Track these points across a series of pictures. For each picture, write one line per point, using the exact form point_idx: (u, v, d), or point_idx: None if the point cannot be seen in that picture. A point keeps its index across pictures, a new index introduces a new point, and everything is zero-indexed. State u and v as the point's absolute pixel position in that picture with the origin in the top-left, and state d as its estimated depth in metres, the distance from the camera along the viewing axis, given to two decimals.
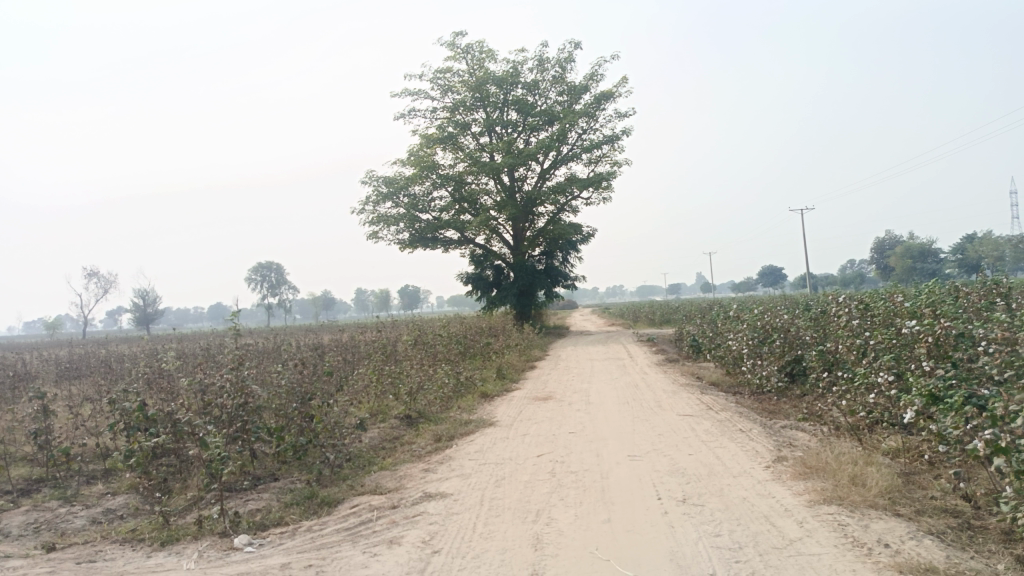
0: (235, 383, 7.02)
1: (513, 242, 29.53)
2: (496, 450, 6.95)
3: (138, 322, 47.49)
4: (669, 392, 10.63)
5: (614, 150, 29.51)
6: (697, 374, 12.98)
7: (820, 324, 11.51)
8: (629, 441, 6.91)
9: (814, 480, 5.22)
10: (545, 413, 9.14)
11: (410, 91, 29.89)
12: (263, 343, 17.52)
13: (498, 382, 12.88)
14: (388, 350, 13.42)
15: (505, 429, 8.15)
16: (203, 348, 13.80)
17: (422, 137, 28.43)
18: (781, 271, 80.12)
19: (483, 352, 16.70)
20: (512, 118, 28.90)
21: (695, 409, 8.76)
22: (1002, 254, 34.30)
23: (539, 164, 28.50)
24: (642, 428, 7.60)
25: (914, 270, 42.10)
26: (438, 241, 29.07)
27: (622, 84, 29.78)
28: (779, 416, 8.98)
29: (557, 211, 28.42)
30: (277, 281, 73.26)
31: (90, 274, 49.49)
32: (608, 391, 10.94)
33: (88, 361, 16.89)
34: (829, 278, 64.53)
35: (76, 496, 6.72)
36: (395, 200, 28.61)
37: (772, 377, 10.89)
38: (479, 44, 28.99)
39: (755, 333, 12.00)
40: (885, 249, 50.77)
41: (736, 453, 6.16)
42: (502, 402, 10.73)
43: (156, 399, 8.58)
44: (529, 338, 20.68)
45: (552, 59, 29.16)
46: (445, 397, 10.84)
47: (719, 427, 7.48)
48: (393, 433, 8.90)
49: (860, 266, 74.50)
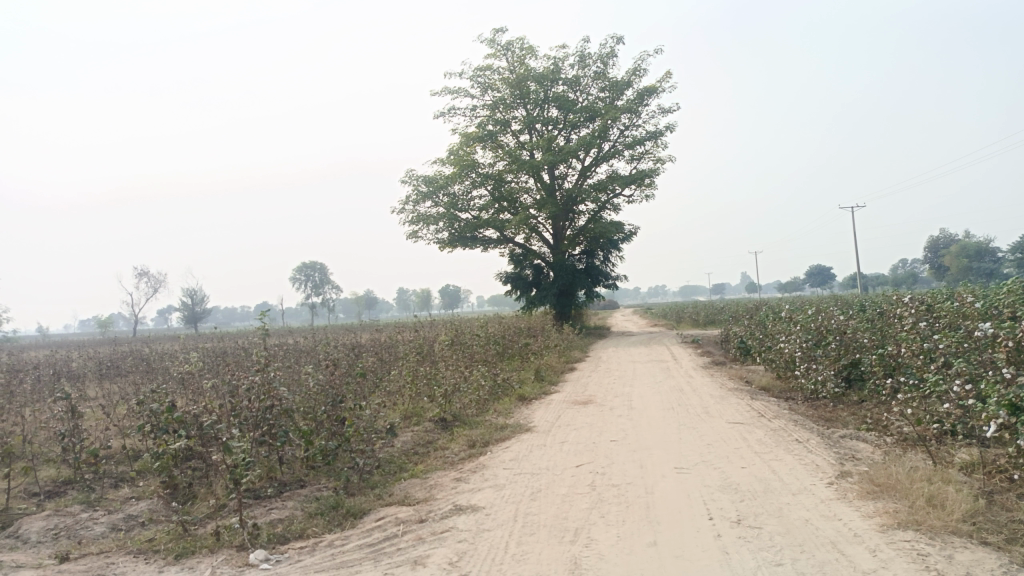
0: (261, 384, 6.76)
1: (553, 241, 29.10)
2: (533, 459, 6.55)
3: (186, 320, 48.36)
4: (716, 397, 10.09)
5: (657, 147, 28.87)
6: (745, 379, 12.38)
7: (880, 326, 10.81)
8: (674, 451, 6.45)
9: (884, 500, 4.70)
10: (585, 419, 8.69)
11: (450, 90, 29.67)
12: (301, 343, 17.45)
13: (536, 384, 12.47)
14: (424, 350, 13.12)
15: (543, 436, 7.74)
16: (239, 347, 13.68)
17: (462, 136, 28.17)
18: (829, 271, 78.12)
19: (521, 353, 16.32)
20: (553, 115, 28.45)
21: (745, 417, 8.23)
22: None
23: (580, 162, 28.01)
24: (689, 436, 7.12)
25: (970, 270, 40.47)
26: (477, 240, 28.77)
27: (666, 79, 29.11)
28: (836, 425, 8.39)
29: (598, 209, 27.88)
30: (321, 280, 74.04)
31: (139, 274, 50.60)
32: (651, 395, 10.44)
33: (130, 359, 16.95)
34: (879, 277, 62.69)
35: (100, 501, 6.53)
36: (435, 199, 28.43)
37: (828, 382, 10.24)
38: (519, 41, 28.61)
39: (808, 335, 11.35)
40: (939, 248, 48.91)
41: (794, 468, 5.66)
42: (541, 406, 10.32)
43: (185, 400, 8.39)
44: (568, 339, 20.24)
45: (594, 55, 28.63)
46: (481, 400, 10.48)
47: (772, 437, 6.97)
48: (427, 437, 8.57)
49: (913, 266, 72.08)
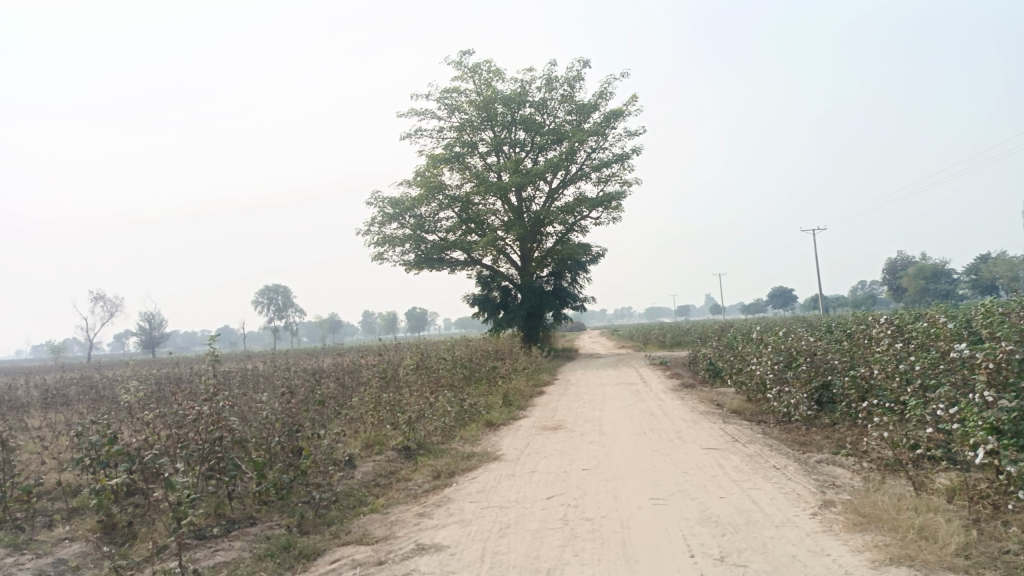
0: (210, 414, 6.29)
1: (520, 263, 28.90)
2: (501, 490, 6.20)
3: (143, 345, 46.94)
4: (688, 421, 9.85)
5: (623, 170, 28.94)
6: (716, 402, 12.19)
7: (851, 349, 10.69)
8: (649, 480, 6.16)
9: (872, 532, 4.45)
10: (555, 446, 8.37)
11: (416, 111, 29.48)
12: (260, 368, 16.87)
13: (504, 409, 12.12)
14: (388, 375, 12.69)
15: (511, 464, 7.39)
16: (193, 374, 13.09)
17: (429, 157, 27.90)
18: (791, 293, 79.33)
19: (488, 377, 15.96)
20: (520, 137, 28.38)
21: (720, 442, 7.99)
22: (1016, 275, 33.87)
23: (547, 184, 27.92)
24: (663, 464, 6.84)
25: (927, 292, 41.27)
26: (444, 262, 28.42)
27: (632, 102, 29.28)
28: (811, 449, 8.19)
29: (566, 231, 27.78)
30: (284, 303, 72.82)
31: (95, 297, 49.11)
32: (622, 420, 10.17)
33: (78, 387, 16.16)
34: (839, 299, 63.85)
35: (29, 543, 5.97)
36: (400, 220, 28.06)
37: (801, 405, 10.05)
38: (486, 63, 28.57)
39: (780, 357, 11.18)
40: (897, 270, 49.85)
41: (775, 497, 5.40)
42: (509, 432, 9.97)
43: (130, 430, 7.85)
44: (536, 361, 19.95)
45: (560, 78, 28.68)
46: (447, 427, 10.09)
47: (749, 463, 6.72)
48: (389, 467, 8.16)
49: (872, 288, 73.47)
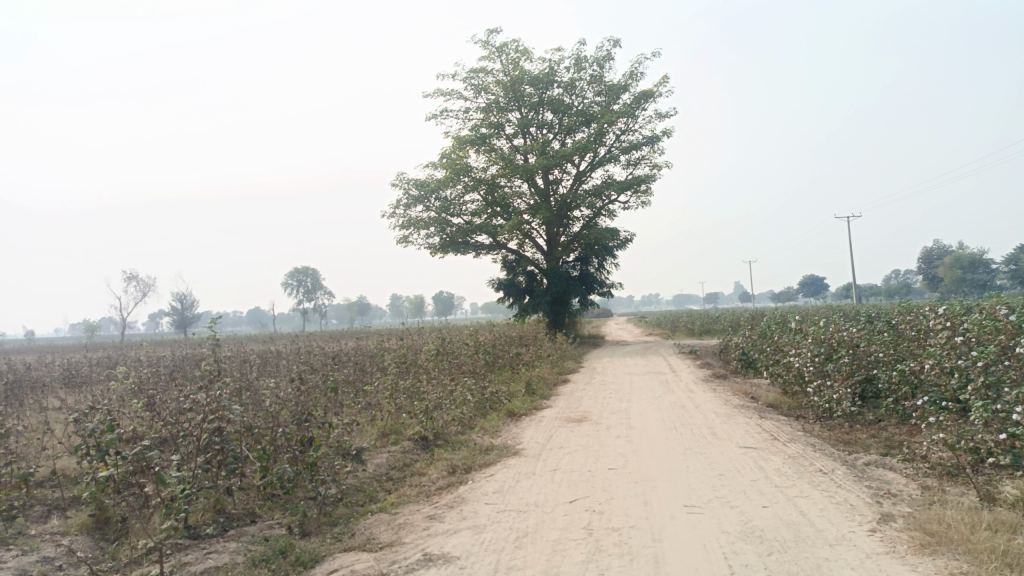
0: (207, 402, 5.83)
1: (547, 247, 28.32)
2: (519, 492, 5.69)
3: (174, 325, 47.19)
4: (722, 415, 9.27)
5: (654, 152, 28.16)
6: (750, 394, 11.56)
7: (899, 343, 9.95)
8: (683, 483, 5.61)
9: (945, 556, 3.87)
10: (579, 440, 7.85)
11: (442, 92, 28.90)
12: (282, 351, 16.57)
13: (526, 398, 11.62)
14: (407, 361, 12.24)
15: (531, 461, 6.88)
16: (209, 357, 12.74)
17: (454, 139, 27.38)
18: (823, 280, 77.72)
19: (511, 364, 15.47)
20: (547, 119, 27.69)
21: (757, 440, 7.40)
22: None
23: (575, 166, 27.25)
24: (696, 463, 6.29)
25: (963, 282, 39.92)
26: (469, 245, 27.93)
27: (663, 83, 28.44)
28: (858, 450, 7.56)
29: (594, 215, 27.11)
30: (313, 286, 72.97)
31: (127, 277, 49.43)
32: (651, 412, 9.60)
33: (99, 367, 15.93)
34: (873, 288, 62.35)
35: (16, 537, 5.58)
36: (426, 203, 27.61)
37: (844, 400, 9.35)
38: (514, 42, 27.86)
39: (820, 348, 10.46)
40: (933, 259, 48.37)
41: (825, 509, 4.83)
42: (531, 424, 9.47)
43: (132, 416, 7.45)
44: (562, 348, 19.38)
45: (590, 58, 27.89)
46: (465, 416, 9.62)
47: (792, 465, 6.17)
48: (403, 459, 7.71)
49: (908, 277, 71.68)
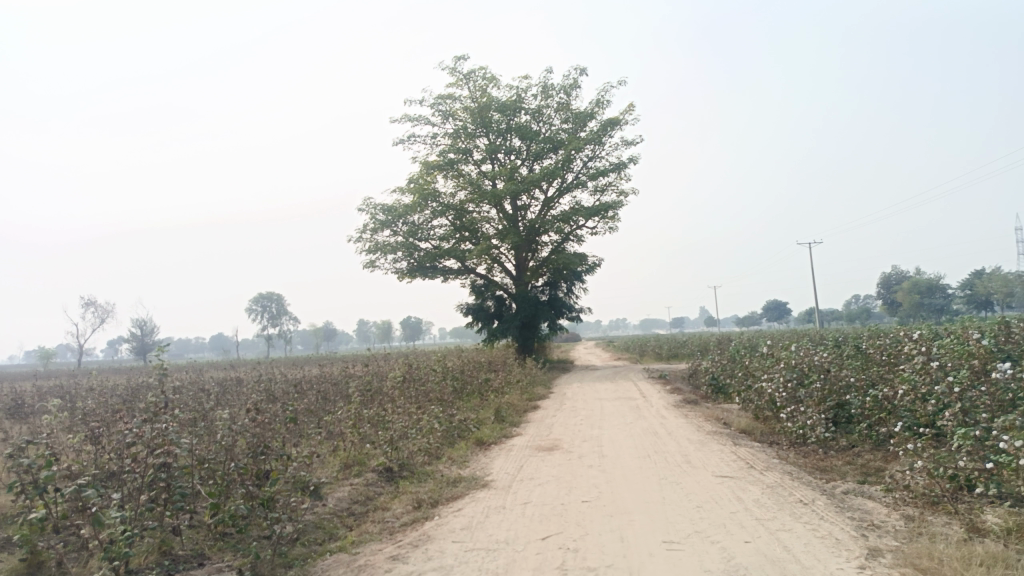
0: (152, 436, 5.41)
1: (515, 272, 28.14)
2: (489, 528, 5.38)
3: (134, 351, 45.87)
4: (696, 442, 9.06)
5: (621, 179, 28.28)
6: (722, 419, 11.40)
7: (870, 368, 9.88)
8: (659, 516, 5.36)
9: None
10: (551, 471, 7.56)
11: (410, 117, 28.72)
12: (242, 379, 16.01)
13: (496, 426, 11.28)
14: (372, 389, 11.85)
15: (501, 494, 6.57)
16: (163, 386, 12.20)
17: (422, 164, 27.18)
18: (786, 305, 78.82)
19: (480, 390, 15.14)
20: (515, 145, 27.66)
21: (734, 468, 7.19)
22: (1012, 290, 33.04)
23: (543, 192, 27.20)
24: (672, 495, 6.05)
25: (922, 307, 40.58)
26: (437, 270, 27.62)
27: (630, 110, 28.66)
28: (835, 477, 7.40)
29: (562, 240, 27.04)
30: (278, 311, 71.79)
31: (85, 303, 48.08)
32: (624, 440, 9.36)
33: (47, 396, 15.20)
34: (835, 313, 63.31)
35: None
36: (393, 228, 27.28)
37: (818, 426, 9.22)
38: (481, 69, 27.84)
39: (792, 374, 10.35)
40: (892, 284, 49.23)
41: (810, 544, 4.62)
42: (501, 453, 9.15)
43: (73, 450, 6.96)
44: (531, 373, 19.10)
45: (557, 86, 27.99)
46: (432, 446, 9.27)
47: (771, 494, 5.96)
48: (367, 493, 7.35)
49: (869, 301, 72.86)
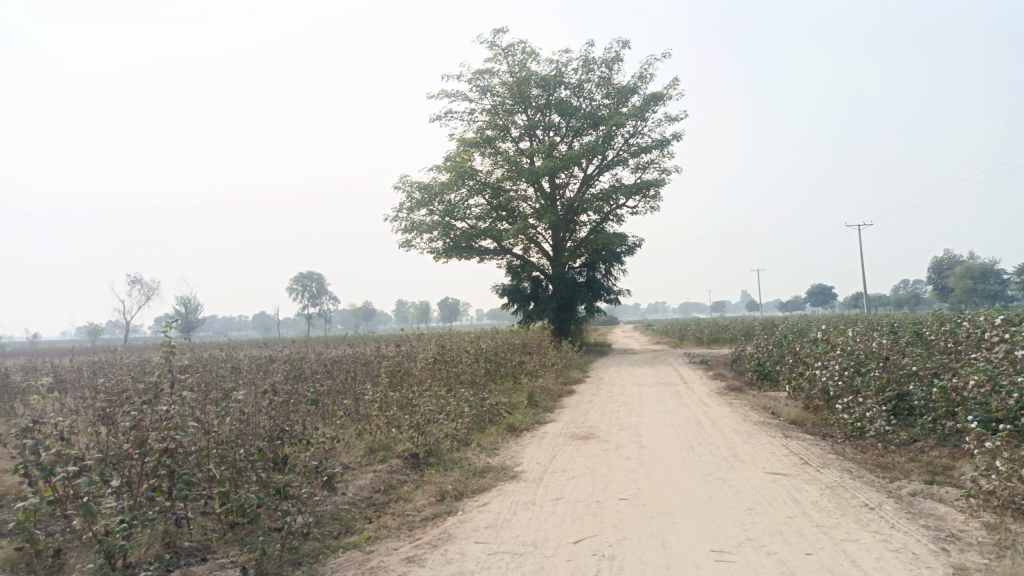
0: (154, 419, 4.99)
1: (552, 253, 27.54)
2: (516, 527, 4.89)
3: (178, 328, 46.32)
4: (742, 434, 8.45)
5: (663, 156, 27.39)
6: (769, 408, 10.73)
7: (936, 357, 9.09)
8: (706, 520, 4.81)
9: None
10: (586, 462, 7.03)
11: (447, 93, 28.19)
12: (274, 357, 15.82)
13: (528, 411, 10.79)
14: (402, 371, 11.45)
15: (531, 487, 6.08)
16: (190, 366, 11.93)
17: (459, 141, 26.65)
18: (832, 290, 76.78)
19: (514, 373, 14.67)
20: (554, 121, 26.92)
21: (787, 464, 6.56)
22: None
23: (582, 170, 26.48)
24: (718, 494, 5.49)
25: (974, 292, 38.83)
26: (473, 250, 27.15)
27: (673, 85, 27.66)
28: (898, 476, 6.74)
29: (601, 220, 26.33)
30: (319, 290, 72.34)
31: (133, 280, 49.02)
32: (664, 430, 8.79)
33: (82, 371, 15.16)
34: (881, 298, 61.44)
35: None
36: (430, 207, 26.89)
37: (878, 418, 8.48)
38: (521, 44, 27.11)
39: (850, 361, 9.61)
40: (943, 269, 47.36)
41: (883, 558, 4.02)
42: (532, 441, 8.65)
43: (85, 431, 6.65)
44: (567, 357, 18.57)
45: (598, 59, 27.11)
46: (461, 432, 8.82)
47: (832, 497, 5.34)
48: (390, 481, 6.93)
49: (917, 288, 70.47)
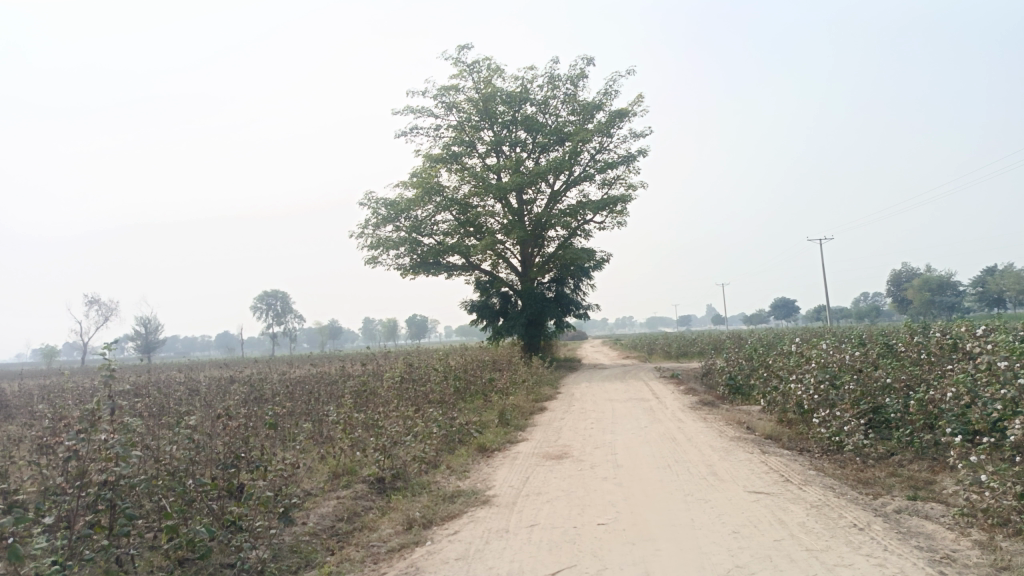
0: (93, 449, 4.56)
1: (521, 269, 27.31)
2: (489, 558, 4.57)
3: (138, 349, 45.04)
4: (720, 450, 8.21)
5: (629, 172, 27.42)
6: (743, 423, 10.55)
7: (911, 369, 8.98)
8: (690, 546, 4.55)
9: None
10: (560, 484, 6.74)
11: (413, 108, 27.91)
12: (234, 378, 15.24)
13: (499, 430, 10.46)
14: (367, 391, 11.04)
15: (504, 512, 5.76)
16: (142, 391, 11.36)
17: (425, 157, 26.37)
18: (795, 303, 77.81)
19: (484, 391, 14.32)
20: (521, 136, 26.79)
21: (768, 483, 6.34)
22: None
23: (550, 186, 26.35)
24: (701, 516, 5.22)
25: (932, 304, 39.56)
26: (441, 266, 26.79)
27: (638, 102, 27.77)
28: (881, 492, 6.56)
29: (569, 235, 26.19)
30: (284, 309, 71.11)
31: (90, 300, 47.61)
32: (639, 447, 8.53)
33: (28, 395, 14.38)
34: (843, 310, 62.35)
35: None
36: (396, 223, 26.48)
37: (856, 432, 8.31)
38: (486, 59, 26.99)
39: (824, 374, 9.47)
40: (902, 281, 48.19)
41: None
42: (504, 462, 8.32)
43: (22, 462, 6.15)
44: (537, 373, 18.25)
45: (563, 76, 27.08)
46: (430, 454, 8.45)
47: (819, 518, 5.11)
48: (354, 508, 6.55)
49: (877, 300, 71.72)
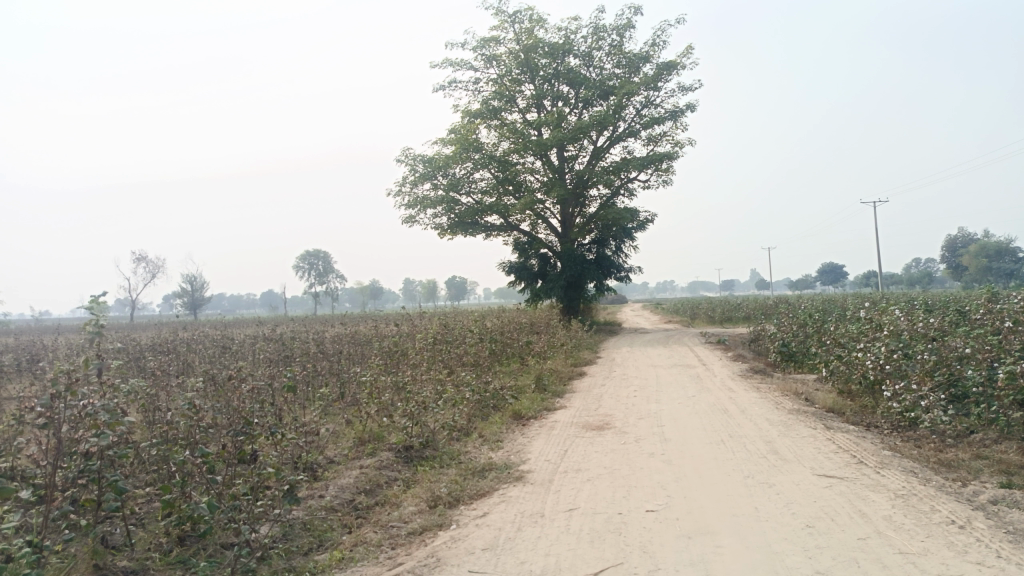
0: (73, 415, 4.02)
1: (561, 229, 26.51)
2: (521, 551, 3.95)
3: (186, 307, 45.61)
4: (778, 424, 7.47)
5: (676, 128, 26.22)
6: (800, 394, 9.75)
7: (997, 339, 8.03)
8: (758, 543, 3.85)
9: None
10: (603, 459, 6.10)
11: (452, 62, 27.00)
12: (267, 336, 14.86)
13: (536, 396, 9.86)
14: (398, 353, 10.51)
15: (540, 492, 5.16)
16: (168, 350, 10.98)
17: (464, 112, 25.54)
18: (842, 269, 75.42)
19: (521, 354, 13.74)
20: (563, 91, 25.73)
21: (839, 465, 5.61)
22: None
23: (592, 142, 25.35)
24: (767, 505, 4.52)
25: (989, 271, 37.59)
26: (479, 226, 26.13)
27: (687, 54, 26.40)
28: (968, 477, 5.76)
29: (612, 194, 25.22)
30: (326, 269, 71.43)
31: (139, 257, 48.24)
32: (689, 419, 7.84)
33: (63, 349, 14.21)
34: (894, 277, 60.11)
35: None
36: (434, 181, 25.82)
37: (935, 408, 7.45)
38: (528, 10, 25.84)
39: (897, 342, 8.59)
40: (957, 247, 46.00)
41: None
42: (540, 432, 7.70)
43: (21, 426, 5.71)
44: (577, 337, 17.56)
45: (609, 27, 25.82)
46: (461, 421, 7.89)
47: (908, 511, 4.37)
48: (376, 480, 6.00)
49: (932, 266, 68.74)
